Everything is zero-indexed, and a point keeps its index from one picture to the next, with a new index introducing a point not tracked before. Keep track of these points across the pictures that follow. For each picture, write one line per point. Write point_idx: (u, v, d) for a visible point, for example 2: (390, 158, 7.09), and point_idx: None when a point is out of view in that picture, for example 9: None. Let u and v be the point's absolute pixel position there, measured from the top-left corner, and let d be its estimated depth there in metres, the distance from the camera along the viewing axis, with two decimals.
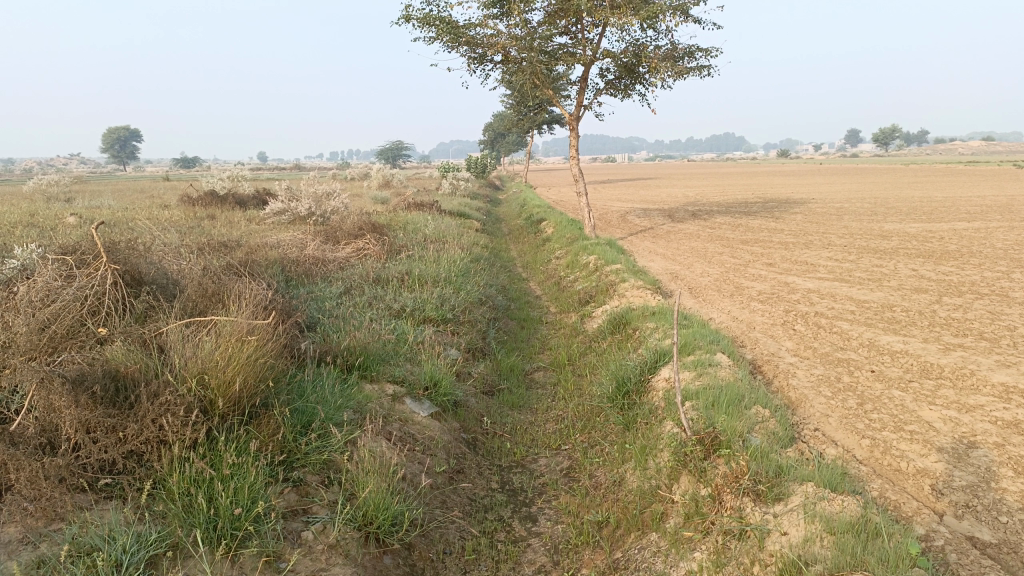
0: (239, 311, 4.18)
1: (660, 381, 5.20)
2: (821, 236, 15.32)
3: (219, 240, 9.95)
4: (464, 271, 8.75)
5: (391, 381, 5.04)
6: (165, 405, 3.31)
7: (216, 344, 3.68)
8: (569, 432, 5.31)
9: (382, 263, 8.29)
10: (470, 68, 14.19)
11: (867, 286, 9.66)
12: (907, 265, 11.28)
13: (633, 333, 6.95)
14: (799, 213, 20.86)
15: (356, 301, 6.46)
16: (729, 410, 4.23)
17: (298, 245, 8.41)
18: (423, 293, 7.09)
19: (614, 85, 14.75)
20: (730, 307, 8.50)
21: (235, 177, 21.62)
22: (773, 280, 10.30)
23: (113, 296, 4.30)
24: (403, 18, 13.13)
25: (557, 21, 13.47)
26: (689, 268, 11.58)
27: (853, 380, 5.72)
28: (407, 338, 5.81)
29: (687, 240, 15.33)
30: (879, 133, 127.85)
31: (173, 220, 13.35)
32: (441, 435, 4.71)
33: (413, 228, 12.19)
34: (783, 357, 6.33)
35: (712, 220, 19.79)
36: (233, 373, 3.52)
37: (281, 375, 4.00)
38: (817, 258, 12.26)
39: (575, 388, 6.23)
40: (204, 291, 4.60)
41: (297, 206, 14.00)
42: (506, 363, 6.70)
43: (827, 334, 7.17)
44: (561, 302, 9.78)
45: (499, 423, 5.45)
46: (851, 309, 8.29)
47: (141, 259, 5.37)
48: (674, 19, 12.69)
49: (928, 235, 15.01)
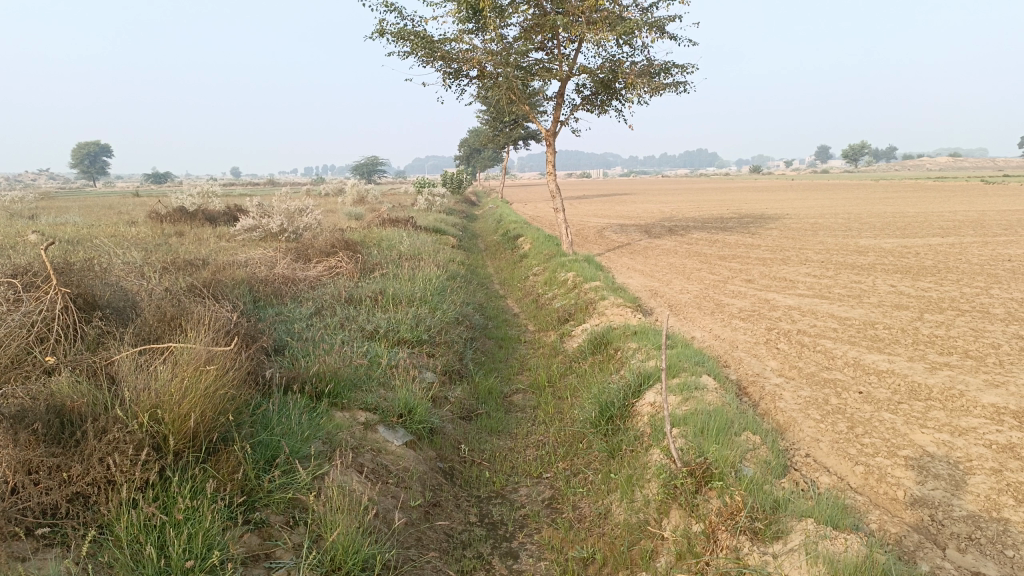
0: (198, 337, 3.92)
1: (645, 406, 4.99)
2: (798, 252, 15.30)
3: (187, 257, 9.64)
4: (441, 289, 8.52)
5: (363, 408, 4.78)
6: (114, 443, 3.04)
7: (172, 374, 3.42)
8: (550, 459, 5.09)
9: (355, 282, 8.04)
10: (445, 83, 14.02)
11: (847, 302, 9.58)
12: (886, 281, 11.23)
13: (615, 354, 6.75)
14: (775, 229, 20.89)
15: (327, 322, 6.21)
16: (719, 438, 4.04)
17: (267, 263, 8.14)
18: (398, 314, 6.84)
19: (591, 100, 14.66)
20: (712, 325, 8.35)
21: (205, 193, 21.26)
22: (753, 296, 10.18)
23: (63, 321, 4.00)
24: (377, 33, 12.94)
25: (533, 36, 13.35)
26: (668, 284, 11.44)
27: (841, 401, 5.57)
28: (380, 362, 5.55)
29: (665, 256, 15.23)
30: (849, 150, 129.98)
31: (139, 237, 12.99)
32: (416, 465, 4.45)
33: (387, 244, 11.94)
34: (768, 378, 6.16)
35: (689, 235, 19.75)
36: (190, 406, 3.25)
37: (244, 406, 3.74)
38: (796, 274, 12.20)
39: (556, 412, 6.01)
40: (163, 316, 4.32)
41: (269, 223, 13.69)
42: (484, 386, 6.46)
43: (812, 353, 7.03)
44: (539, 320, 9.58)
45: (477, 450, 5.20)
46: (834, 326, 8.17)
47: (97, 280, 5.08)
48: (650, 35, 12.62)
49: (903, 251, 15.05)
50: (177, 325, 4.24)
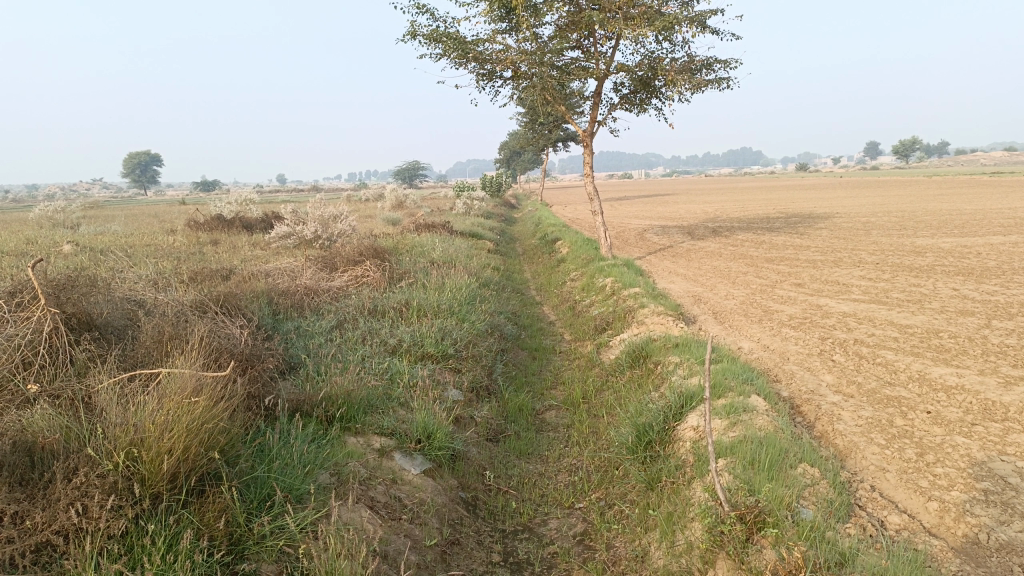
0: (191, 361, 3.60)
1: (687, 430, 4.52)
2: (850, 253, 14.57)
3: (214, 267, 9.44)
4: (471, 298, 8.14)
5: (379, 434, 4.41)
6: (83, 487, 2.71)
7: (157, 405, 3.10)
8: (583, 487, 4.65)
9: (381, 292, 7.72)
10: (479, 85, 13.67)
11: (907, 308, 8.93)
12: (948, 284, 10.51)
13: (655, 368, 6.28)
14: (824, 229, 20.05)
15: (348, 336, 5.88)
16: (772, 472, 3.57)
17: (290, 273, 7.86)
18: (422, 326, 6.47)
19: (629, 99, 14.17)
20: (760, 335, 7.81)
21: (243, 199, 21.28)
22: (804, 302, 9.58)
23: (50, 343, 3.70)
24: (409, 35, 12.64)
25: (569, 34, 12.90)
26: (713, 290, 10.88)
27: (906, 423, 5.02)
28: (400, 380, 5.19)
29: (709, 259, 14.63)
30: (900, 145, 126.56)
31: (173, 246, 12.89)
32: (434, 497, 4.05)
33: (420, 251, 11.61)
34: (825, 396, 5.62)
35: (733, 237, 19.07)
36: (172, 441, 2.91)
37: (238, 438, 3.40)
38: (849, 277, 11.53)
39: (591, 433, 5.56)
40: (160, 336, 4.00)
41: (302, 230, 13.49)
42: (514, 403, 6.05)
43: (871, 366, 6.46)
44: (576, 329, 9.14)
45: (504, 476, 4.79)
46: (893, 336, 7.55)
47: (100, 296, 4.81)
48: (691, 30, 12.08)
49: (964, 250, 14.21)
50: (172, 345, 3.91)
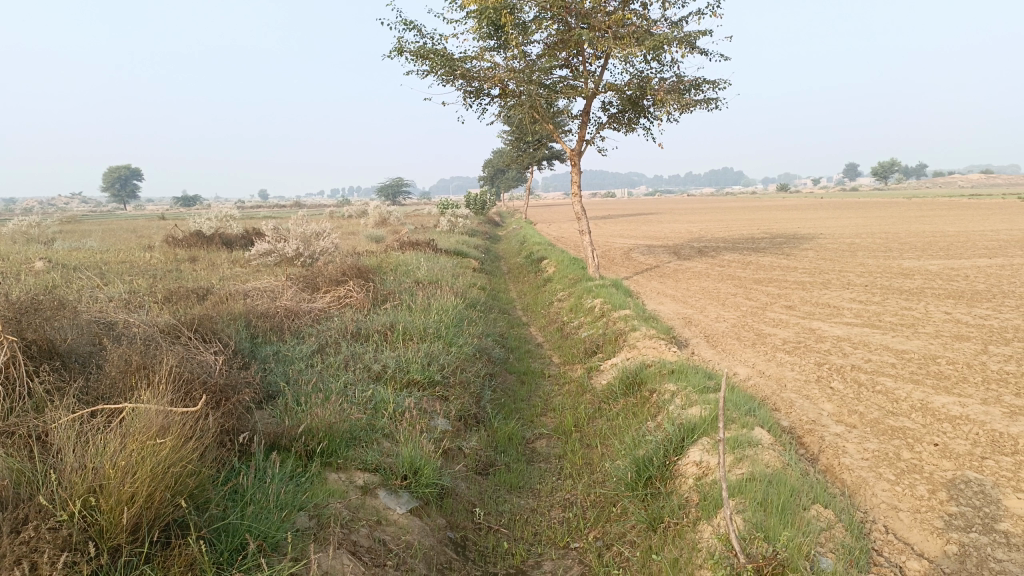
0: (159, 395, 3.31)
1: (688, 466, 4.29)
2: (839, 275, 14.47)
3: (191, 286, 9.12)
4: (458, 320, 7.89)
5: (362, 469, 4.13)
6: (32, 541, 2.40)
7: (119, 446, 2.82)
8: (578, 525, 4.39)
9: (365, 314, 7.45)
10: (466, 102, 13.49)
11: (902, 333, 8.77)
12: (939, 308, 10.39)
13: (650, 396, 6.04)
14: (810, 249, 19.99)
15: (329, 362, 5.61)
16: (785, 515, 3.35)
17: (271, 294, 7.57)
18: (408, 351, 6.20)
19: (617, 118, 14.05)
20: (754, 359, 7.61)
21: (223, 215, 20.93)
22: (797, 326, 9.40)
23: (6, 373, 3.40)
24: (395, 51, 12.45)
25: (557, 52, 12.76)
26: (703, 311, 10.69)
27: (914, 457, 4.81)
28: (385, 410, 4.92)
29: (696, 280, 14.47)
30: (879, 167, 128.17)
31: (150, 263, 12.54)
32: (422, 539, 3.76)
33: (404, 270, 11.34)
34: (827, 427, 5.41)
35: (720, 257, 18.97)
36: (134, 486, 2.63)
37: (209, 480, 3.12)
38: (839, 299, 11.40)
39: (584, 464, 5.30)
40: (127, 365, 3.71)
41: (284, 247, 13.19)
42: (503, 432, 5.78)
43: (872, 394, 6.26)
44: (565, 352, 8.90)
45: (494, 513, 4.51)
46: (891, 362, 7.37)
47: (65, 321, 4.51)
48: (681, 49, 11.98)
49: (952, 273, 14.15)
50: (139, 376, 3.62)
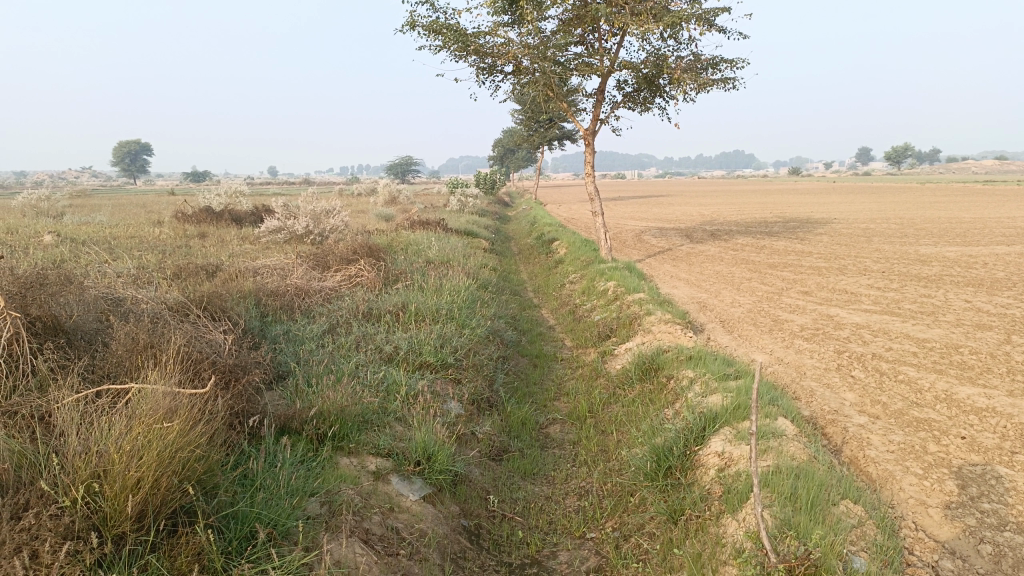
0: (166, 376, 3.19)
1: (710, 456, 4.17)
2: (854, 260, 14.26)
3: (201, 262, 9.03)
4: (470, 301, 7.77)
5: (374, 454, 4.02)
6: (34, 529, 2.30)
7: (125, 429, 2.70)
8: (595, 514, 4.27)
9: (376, 294, 7.33)
10: (479, 79, 13.27)
11: (922, 321, 8.60)
12: (959, 296, 10.20)
13: (668, 383, 5.91)
14: (825, 234, 19.74)
15: (340, 342, 5.50)
16: (813, 513, 3.24)
17: (281, 272, 7.46)
18: (420, 332, 6.08)
19: (633, 98, 13.81)
20: (771, 346, 7.47)
21: (232, 191, 20.81)
22: (814, 312, 9.24)
23: (10, 350, 3.29)
24: (408, 25, 12.22)
25: (573, 29, 12.51)
26: (717, 296, 10.54)
27: (941, 450, 4.67)
28: (398, 392, 4.81)
29: (710, 263, 14.29)
30: (894, 152, 127.14)
31: (159, 238, 12.45)
32: (435, 528, 3.66)
33: (415, 250, 11.21)
34: (850, 418, 5.27)
35: (733, 240, 18.75)
36: (140, 471, 2.52)
37: (218, 465, 3.01)
38: (856, 285, 11.22)
39: (600, 451, 5.18)
40: (133, 344, 3.59)
41: (294, 224, 13.08)
42: (517, 417, 5.66)
43: (894, 384, 6.11)
44: (577, 335, 8.77)
45: (508, 501, 4.40)
46: (912, 350, 7.21)
47: (71, 296, 4.40)
48: (700, 27, 11.71)
49: (970, 260, 13.93)
50: (146, 356, 3.51)
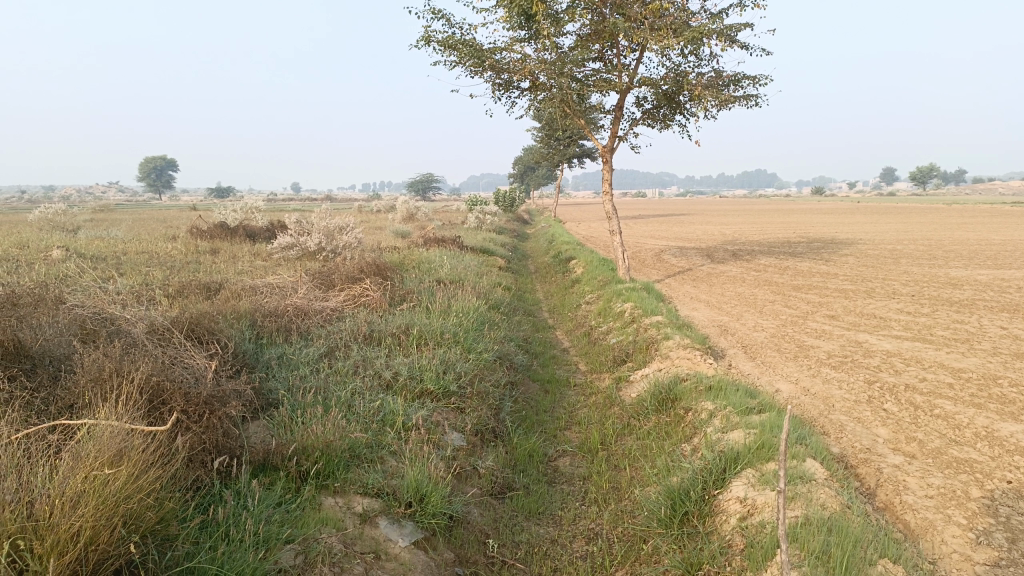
0: (124, 412, 2.90)
1: (732, 502, 3.80)
2: (882, 283, 13.76)
3: (206, 279, 8.78)
4: (479, 323, 7.44)
5: (362, 494, 3.69)
6: None
7: (66, 474, 2.38)
8: (604, 562, 3.88)
9: (380, 315, 7.03)
10: (495, 95, 13.03)
11: (956, 348, 8.12)
12: (994, 322, 9.69)
13: (685, 415, 5.54)
14: (850, 255, 19.25)
15: (337, 368, 5.20)
16: None
17: (283, 291, 7.19)
18: (423, 357, 5.76)
19: (652, 115, 13.50)
20: (797, 375, 7.05)
21: (250, 206, 20.69)
22: (842, 338, 8.79)
23: None
24: (423, 40, 12.03)
25: (591, 44, 12.23)
26: (739, 319, 10.15)
27: (987, 496, 4.24)
28: (393, 423, 4.49)
29: (732, 285, 13.87)
30: (919, 173, 125.73)
31: (169, 254, 12.25)
32: None
33: (427, 268, 10.93)
34: (884, 458, 4.85)
35: (756, 261, 18.31)
36: (77, 523, 2.21)
37: (175, 514, 2.70)
38: (885, 310, 10.74)
39: (611, 489, 4.81)
40: (100, 372, 3.32)
41: (306, 241, 12.87)
42: (523, 449, 5.30)
43: (930, 419, 5.67)
44: (592, 359, 8.39)
45: (509, 544, 4.03)
46: (948, 382, 6.75)
47: (46, 319, 4.14)
48: (722, 43, 11.37)
49: (1004, 284, 13.38)
50: (111, 386, 3.23)
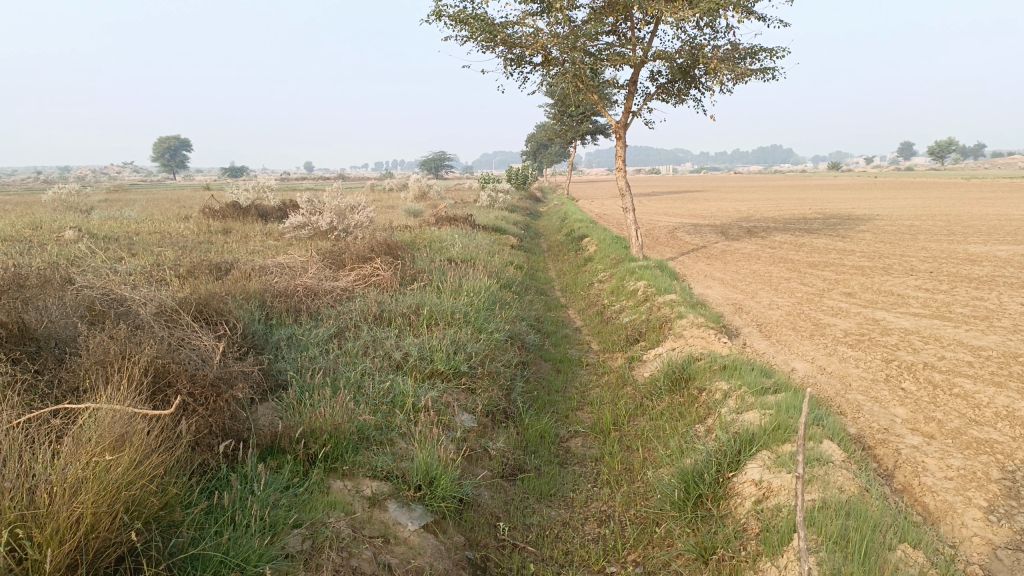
0: (127, 396, 2.85)
1: (747, 485, 3.73)
2: (900, 260, 13.56)
3: (216, 259, 8.74)
4: (490, 302, 7.38)
5: (371, 477, 3.65)
6: None
7: (67, 460, 2.35)
8: (616, 545, 3.83)
9: (391, 294, 6.97)
10: (507, 71, 12.85)
11: (976, 326, 7.97)
12: (1015, 299, 9.52)
13: (699, 396, 5.46)
14: (867, 232, 18.99)
15: (347, 349, 5.15)
16: (867, 562, 2.81)
17: (293, 271, 7.14)
18: (433, 337, 5.70)
19: (667, 89, 13.29)
20: (813, 353, 6.95)
21: (262, 186, 20.64)
22: (858, 316, 8.66)
23: None
24: (434, 15, 11.85)
25: (604, 18, 12.01)
26: (754, 297, 10.02)
27: (1008, 477, 4.15)
28: (403, 404, 4.44)
29: (747, 262, 13.71)
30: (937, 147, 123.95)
31: (181, 234, 12.22)
32: (434, 563, 3.24)
33: (439, 247, 10.85)
34: (903, 438, 4.76)
35: (771, 237, 18.10)
36: (77, 510, 2.18)
37: (179, 499, 2.67)
38: (903, 287, 10.58)
39: (624, 470, 4.75)
40: (105, 355, 3.28)
41: (318, 220, 12.81)
42: (535, 429, 5.25)
43: (949, 398, 5.56)
44: (604, 338, 8.31)
45: (520, 527, 3.99)
46: (967, 360, 6.62)
47: (52, 300, 4.11)
48: (738, 14, 11.13)
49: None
50: (116, 369, 3.19)
